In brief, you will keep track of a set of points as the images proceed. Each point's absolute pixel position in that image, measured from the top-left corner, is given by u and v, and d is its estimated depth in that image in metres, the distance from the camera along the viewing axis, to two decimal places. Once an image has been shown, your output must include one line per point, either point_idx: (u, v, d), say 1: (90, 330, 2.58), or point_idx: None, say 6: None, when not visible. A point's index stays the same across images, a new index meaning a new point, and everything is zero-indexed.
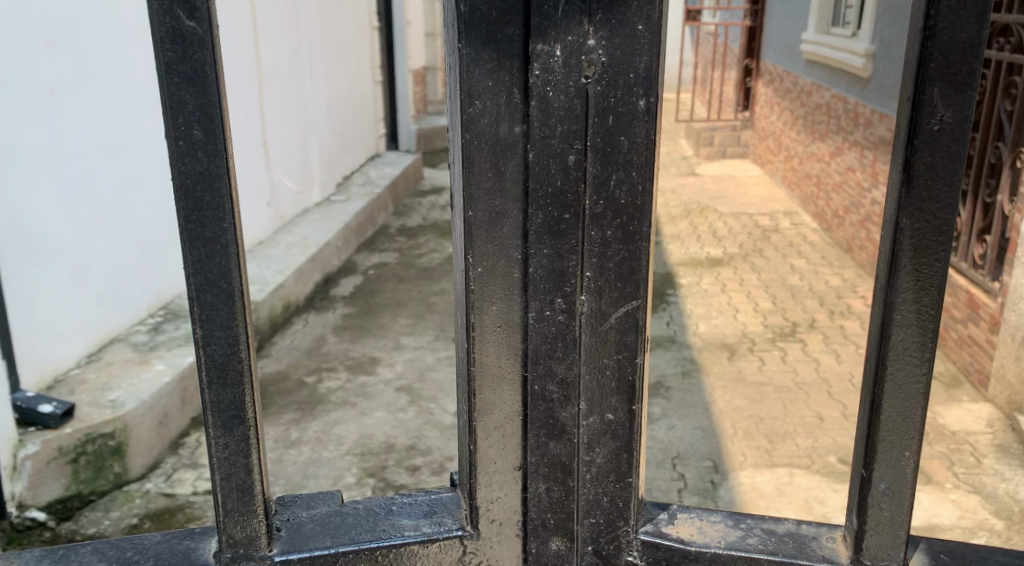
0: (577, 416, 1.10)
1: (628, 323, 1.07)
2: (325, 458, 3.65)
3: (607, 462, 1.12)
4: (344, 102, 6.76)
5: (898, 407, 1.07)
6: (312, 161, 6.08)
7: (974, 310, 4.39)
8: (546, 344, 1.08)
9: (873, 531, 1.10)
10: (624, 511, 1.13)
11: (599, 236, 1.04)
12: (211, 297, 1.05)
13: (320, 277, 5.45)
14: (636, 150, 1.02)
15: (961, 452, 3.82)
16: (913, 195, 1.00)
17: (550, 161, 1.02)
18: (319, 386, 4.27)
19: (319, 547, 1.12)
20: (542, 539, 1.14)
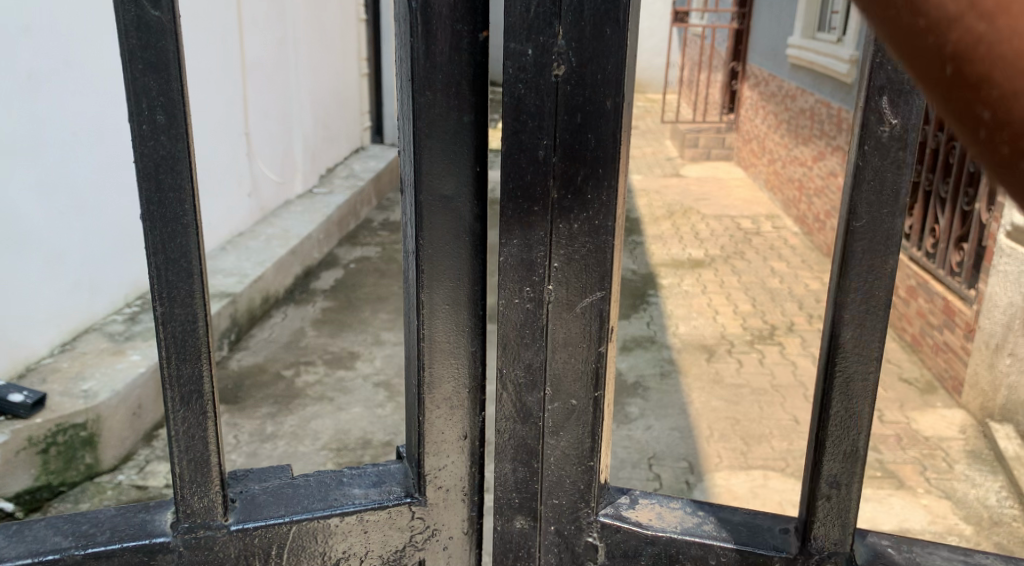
0: (541, 401, 1.08)
1: (596, 312, 1.05)
2: (301, 452, 3.64)
3: (571, 436, 1.09)
4: (328, 94, 6.74)
5: (848, 403, 1.03)
6: (295, 153, 6.06)
7: (951, 317, 4.44)
8: (514, 331, 1.06)
9: (826, 522, 1.06)
10: (589, 496, 1.11)
11: (565, 228, 1.03)
12: (172, 275, 1.01)
13: (300, 270, 5.43)
14: (604, 146, 0.99)
15: (933, 457, 3.85)
16: (867, 198, 0.96)
17: (518, 153, 1.00)
18: (296, 380, 4.26)
19: (272, 517, 1.11)
20: (506, 518, 1.13)
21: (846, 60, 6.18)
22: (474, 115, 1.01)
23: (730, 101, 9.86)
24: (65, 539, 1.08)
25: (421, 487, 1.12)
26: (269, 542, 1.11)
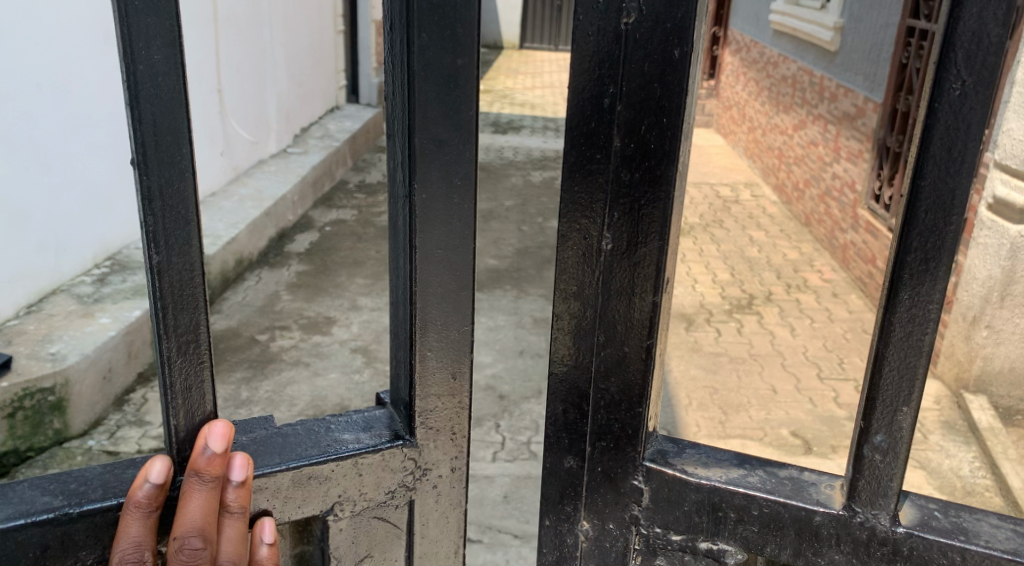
0: (594, 346, 0.95)
1: (650, 265, 0.91)
2: (276, 418, 3.58)
3: (618, 395, 0.96)
4: (303, 51, 6.57)
5: (900, 358, 0.89)
6: (269, 111, 5.91)
7: None
8: (569, 277, 0.94)
9: (868, 480, 0.92)
10: (634, 437, 0.97)
11: (626, 176, 0.89)
12: (169, 223, 0.89)
13: (274, 232, 5.31)
14: (680, 91, 0.86)
15: None
16: (932, 159, 0.84)
17: (586, 99, 0.88)
18: (271, 344, 4.18)
19: (261, 467, 1.00)
20: (555, 454, 1.01)
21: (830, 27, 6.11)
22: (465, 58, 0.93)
23: (711, 67, 9.79)
24: (54, 499, 0.92)
25: (410, 428, 1.05)
26: (256, 490, 0.99)
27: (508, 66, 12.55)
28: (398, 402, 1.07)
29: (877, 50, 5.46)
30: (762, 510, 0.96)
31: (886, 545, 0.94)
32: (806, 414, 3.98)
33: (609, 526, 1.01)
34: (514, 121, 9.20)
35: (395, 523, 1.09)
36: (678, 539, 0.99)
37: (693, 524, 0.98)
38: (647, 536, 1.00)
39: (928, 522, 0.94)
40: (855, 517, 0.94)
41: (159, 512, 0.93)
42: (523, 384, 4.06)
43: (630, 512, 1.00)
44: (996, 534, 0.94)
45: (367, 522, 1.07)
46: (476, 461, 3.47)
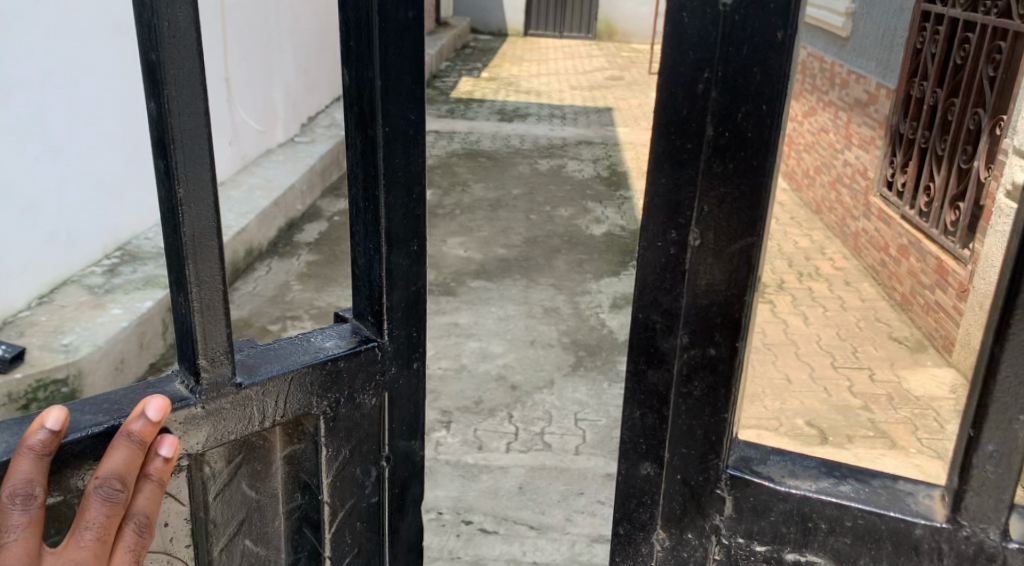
0: (679, 347, 0.94)
1: (743, 260, 0.89)
2: None
3: (703, 398, 0.94)
4: (310, 39, 6.51)
5: (1019, 364, 0.84)
6: (276, 100, 5.86)
7: (943, 277, 4.40)
8: (652, 273, 0.93)
9: (976, 493, 0.88)
10: (717, 444, 0.95)
11: (720, 168, 0.87)
12: (193, 167, 1.01)
13: (283, 222, 5.27)
14: (779, 77, 0.84)
15: (925, 417, 3.82)
16: None
17: (677, 88, 0.87)
18: (282, 334, 4.15)
19: (272, 371, 1.13)
20: (632, 461, 0.99)
21: (841, 13, 6.04)
22: (414, 15, 1.12)
23: None
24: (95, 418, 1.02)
25: (381, 328, 1.22)
26: (267, 394, 1.12)
27: (512, 53, 12.46)
28: (362, 314, 1.23)
29: (890, 35, 5.40)
30: (856, 521, 0.93)
31: (994, 560, 0.89)
32: (821, 403, 3.94)
33: (686, 536, 0.99)
34: (519, 109, 9.13)
35: (373, 417, 1.24)
36: (762, 550, 0.96)
37: (781, 534, 0.95)
38: (728, 547, 0.98)
39: None
40: (960, 530, 0.90)
41: (51, 455, 0.97)
42: (536, 374, 4.02)
43: (712, 522, 0.97)
44: None
45: (351, 413, 1.21)
46: (490, 451, 3.42)
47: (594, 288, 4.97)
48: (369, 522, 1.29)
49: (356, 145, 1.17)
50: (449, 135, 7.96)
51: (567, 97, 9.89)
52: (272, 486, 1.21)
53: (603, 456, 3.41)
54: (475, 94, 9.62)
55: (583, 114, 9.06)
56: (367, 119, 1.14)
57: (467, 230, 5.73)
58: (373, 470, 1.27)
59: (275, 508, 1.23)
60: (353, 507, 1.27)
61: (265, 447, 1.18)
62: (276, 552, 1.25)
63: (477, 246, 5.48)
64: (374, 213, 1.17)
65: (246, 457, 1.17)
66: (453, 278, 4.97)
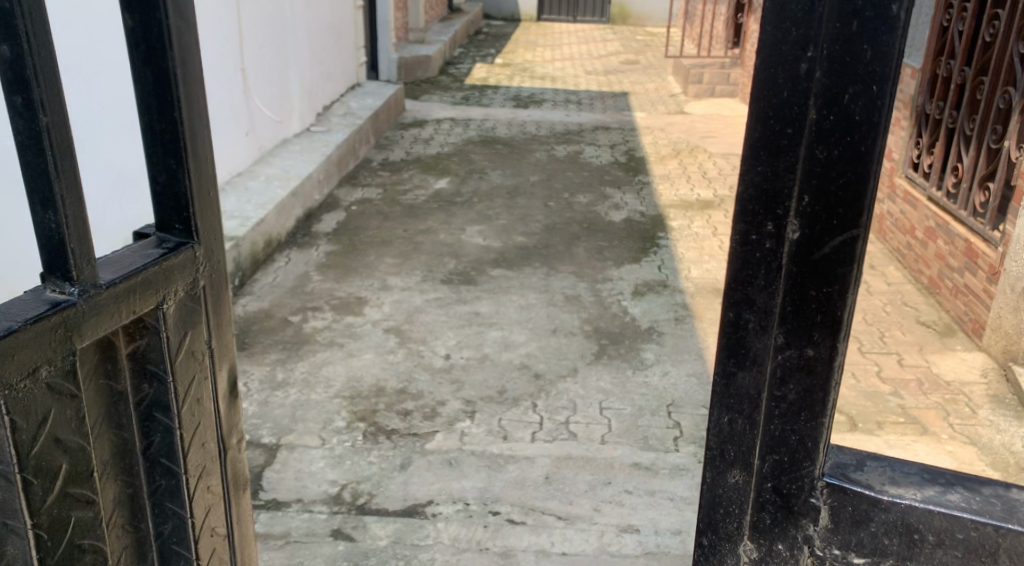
0: (773, 348, 0.88)
1: (846, 254, 0.83)
2: (313, 401, 3.54)
3: (797, 402, 0.89)
4: (323, 27, 6.43)
5: None
6: (291, 89, 5.79)
7: (972, 260, 4.30)
8: (741, 268, 0.87)
9: None
10: (812, 450, 0.90)
11: (823, 155, 0.81)
12: (47, 86, 0.95)
13: (301, 212, 5.23)
14: (892, 54, 0.77)
15: (956, 402, 3.74)
16: None
17: (776, 67, 0.81)
18: (304, 326, 4.11)
19: (129, 269, 1.05)
20: (719, 470, 0.95)
21: None
22: None
23: (736, 35, 9.26)
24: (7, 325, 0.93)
25: (192, 229, 1.13)
26: (132, 292, 1.05)
27: (525, 39, 12.35)
28: (166, 224, 1.14)
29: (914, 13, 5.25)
30: (968, 534, 0.85)
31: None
32: (849, 389, 3.85)
33: (777, 548, 0.94)
34: (535, 95, 9.05)
35: (201, 293, 1.16)
36: (860, 562, 0.90)
37: (882, 547, 0.89)
38: (822, 559, 0.92)
39: None
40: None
41: None
42: (559, 362, 3.96)
43: (804, 532, 0.92)
44: None
45: (184, 306, 1.13)
46: (515, 442, 3.37)
47: (615, 275, 4.89)
48: (209, 396, 1.21)
49: (145, 76, 1.08)
50: (464, 122, 7.89)
51: (582, 82, 9.79)
52: (118, 381, 1.11)
53: (630, 445, 3.35)
54: (489, 81, 9.54)
55: (599, 100, 8.97)
56: (158, 48, 1.06)
57: (485, 218, 5.65)
58: (206, 345, 1.19)
59: (125, 401, 1.13)
60: (196, 381, 1.18)
61: (106, 338, 1.08)
62: (133, 445, 1.15)
63: (496, 234, 5.41)
64: (175, 134, 1.09)
65: (91, 352, 1.07)
66: (473, 267, 4.91)
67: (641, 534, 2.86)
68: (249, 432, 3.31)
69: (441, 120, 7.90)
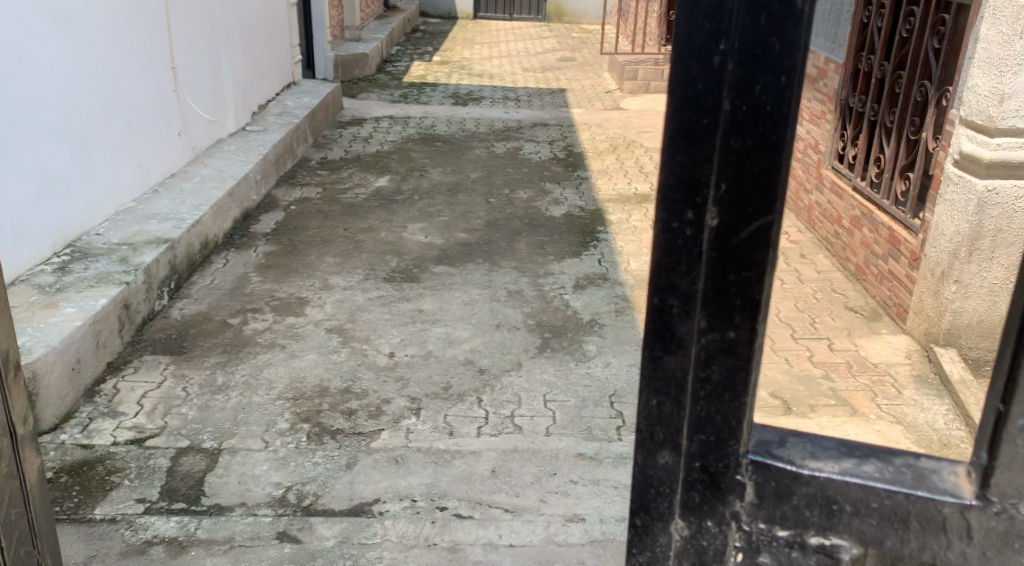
0: (696, 331, 0.93)
1: (762, 237, 0.89)
2: (255, 403, 3.54)
3: (721, 382, 0.94)
4: (256, 25, 6.38)
5: None
6: (225, 88, 5.74)
7: (896, 247, 4.46)
8: (665, 255, 0.92)
9: (1005, 468, 0.86)
10: (736, 429, 0.95)
11: (738, 144, 0.87)
12: None
13: (237, 213, 5.19)
14: (798, 47, 0.84)
15: (883, 383, 3.89)
16: None
17: (691, 61, 0.87)
18: (244, 328, 4.10)
19: None
20: (649, 451, 0.99)
21: None
22: None
23: (668, 32, 9.44)
24: None
25: None
26: None
27: (462, 36, 12.39)
28: None
29: (836, 10, 5.42)
30: (882, 502, 0.91)
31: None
32: (782, 373, 3.98)
33: (705, 525, 0.98)
34: (473, 92, 9.09)
35: None
36: (784, 534, 0.96)
37: (805, 518, 0.95)
38: (748, 533, 0.97)
39: None
40: (990, 507, 0.88)
41: None
42: (504, 357, 4.01)
43: (731, 508, 0.97)
44: None
45: None
46: (462, 437, 3.41)
47: (557, 269, 4.96)
48: None
49: None
50: (403, 120, 7.89)
51: (520, 79, 9.86)
52: None
53: (574, 436, 3.42)
54: (427, 79, 9.55)
55: (537, 96, 9.05)
56: None
57: (427, 215, 5.68)
58: None
59: None
60: None
61: None
62: None
63: (438, 231, 5.44)
64: None
65: None
66: (416, 264, 4.93)
67: (585, 522, 2.92)
68: (190, 437, 3.30)
69: (379, 118, 7.89)
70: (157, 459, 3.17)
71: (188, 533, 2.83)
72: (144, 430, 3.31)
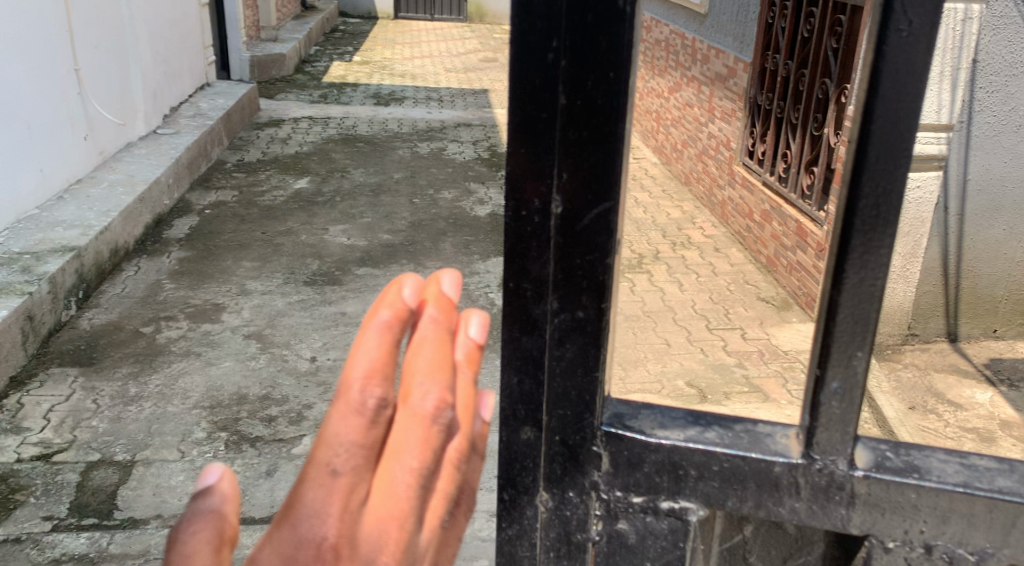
0: (549, 312, 0.92)
1: (603, 224, 0.89)
2: (171, 413, 3.48)
3: (576, 358, 0.93)
4: (166, 26, 6.25)
5: (855, 312, 0.85)
6: (133, 90, 5.61)
7: (803, 239, 4.59)
8: (516, 242, 0.91)
9: (826, 428, 0.88)
10: (592, 404, 0.94)
11: (575, 135, 0.87)
12: None
13: (149, 219, 5.09)
14: (626, 38, 0.84)
15: (793, 369, 4.02)
16: (879, 120, 0.79)
17: (523, 55, 0.86)
18: (157, 336, 4.02)
19: None
20: (512, 427, 0.96)
21: None
22: None
23: None
24: None
25: None
26: None
27: (383, 36, 12.34)
28: None
29: (744, 11, 5.57)
30: (723, 464, 0.93)
31: (844, 490, 0.90)
32: (698, 364, 4.07)
33: (568, 495, 0.97)
34: (395, 92, 9.05)
35: None
36: (638, 500, 0.96)
37: (653, 482, 0.95)
38: (606, 502, 0.97)
39: (883, 469, 0.90)
40: (815, 463, 0.90)
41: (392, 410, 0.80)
42: None
43: (590, 479, 0.96)
44: (950, 468, 0.91)
45: None
46: None
47: (481, 269, 4.99)
48: None
49: None
50: (323, 121, 7.82)
51: (443, 79, 9.87)
52: None
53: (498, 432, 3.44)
54: (348, 79, 9.48)
55: (460, 96, 9.07)
56: None
57: (349, 216, 5.65)
58: None
59: None
60: None
61: None
62: None
63: (360, 233, 5.41)
64: None
65: None
66: (337, 267, 4.90)
67: None
68: (101, 450, 3.22)
69: (299, 119, 7.82)
70: (65, 474, 3.10)
71: (100, 549, 2.77)
72: (51, 446, 3.22)
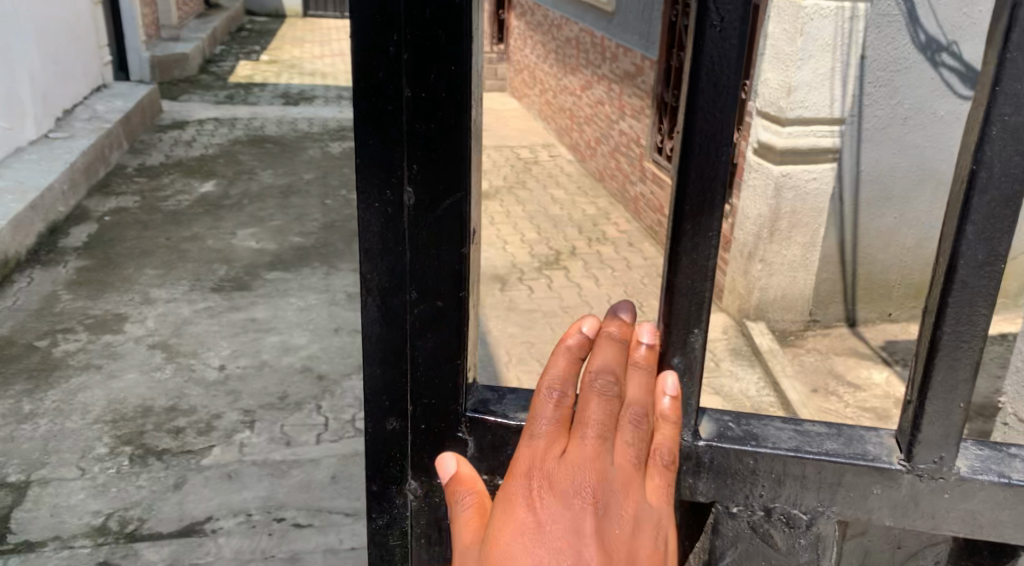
0: (409, 302, 1.04)
1: (455, 211, 1.00)
2: (70, 429, 3.34)
3: (435, 345, 1.04)
4: (56, 26, 6.01)
5: (688, 284, 0.99)
6: (22, 94, 5.38)
7: None
8: (374, 235, 1.03)
9: None
10: (454, 390, 1.06)
11: (422, 128, 0.98)
12: None
13: (43, 227, 4.89)
14: (462, 36, 0.95)
15: None
16: (700, 108, 0.93)
17: (369, 53, 0.97)
18: (53, 350, 3.87)
19: None
20: (379, 417, 1.09)
21: None
22: None
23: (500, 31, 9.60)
24: None
25: None
26: None
27: (293, 35, 12.12)
28: None
29: (647, 9, 5.64)
30: None
31: (690, 459, 1.06)
32: None
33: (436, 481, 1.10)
34: (305, 92, 8.90)
35: None
36: None
37: None
38: None
39: (723, 438, 1.07)
40: None
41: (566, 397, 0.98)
42: (343, 361, 3.95)
43: None
44: (780, 436, 1.08)
45: None
46: (299, 446, 3.33)
47: None
48: None
49: None
50: (230, 122, 7.64)
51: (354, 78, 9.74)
52: None
53: None
54: (255, 79, 9.28)
55: None
56: None
57: (258, 220, 5.53)
58: None
59: None
60: None
61: None
62: None
63: (270, 236, 5.29)
64: None
65: None
66: (246, 271, 4.79)
67: None
68: None
69: (205, 120, 7.63)
70: None
71: None
72: None
